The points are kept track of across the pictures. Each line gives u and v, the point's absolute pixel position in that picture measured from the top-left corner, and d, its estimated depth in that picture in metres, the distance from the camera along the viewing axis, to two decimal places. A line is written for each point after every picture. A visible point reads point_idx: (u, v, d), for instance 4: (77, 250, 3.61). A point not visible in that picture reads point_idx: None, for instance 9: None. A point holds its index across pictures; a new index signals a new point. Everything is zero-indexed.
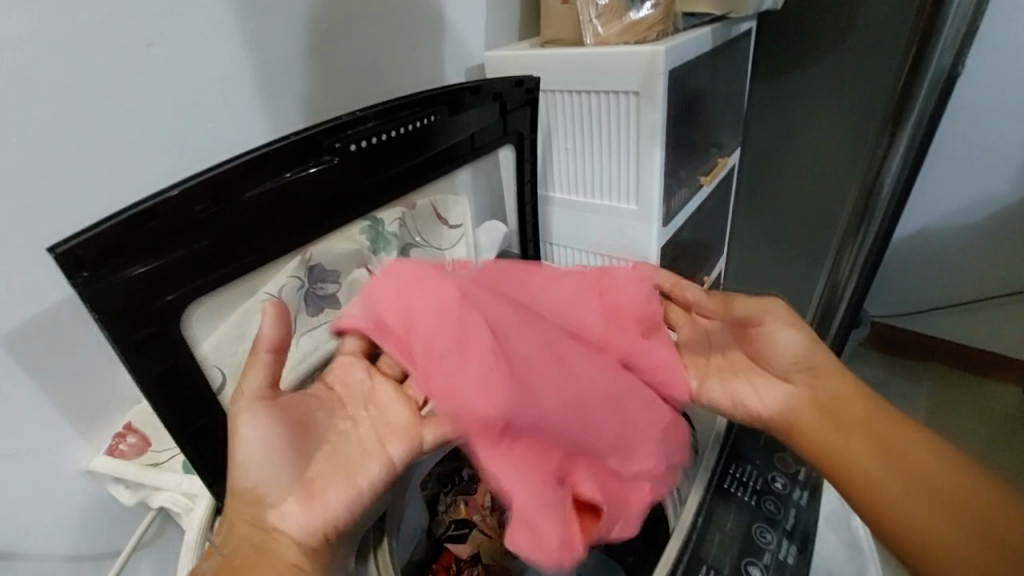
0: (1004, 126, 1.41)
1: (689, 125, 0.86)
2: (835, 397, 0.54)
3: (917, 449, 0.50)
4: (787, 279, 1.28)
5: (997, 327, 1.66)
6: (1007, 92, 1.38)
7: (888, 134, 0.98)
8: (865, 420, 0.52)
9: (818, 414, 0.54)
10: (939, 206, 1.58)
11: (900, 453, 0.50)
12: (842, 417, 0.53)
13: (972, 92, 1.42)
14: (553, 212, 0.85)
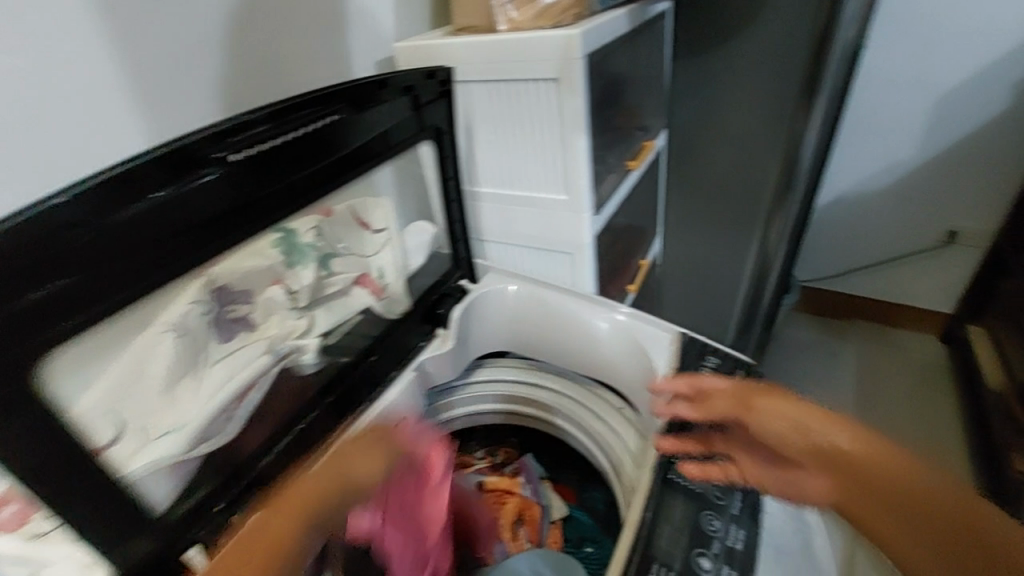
0: (904, 93, 1.52)
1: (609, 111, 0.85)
2: (851, 486, 0.42)
3: (953, 507, 0.39)
4: (719, 257, 1.28)
5: (910, 283, 1.80)
6: (903, 63, 1.49)
7: (803, 111, 1.01)
8: (899, 490, 0.40)
9: (849, 501, 0.42)
10: (855, 173, 1.68)
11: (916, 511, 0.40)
12: (868, 498, 0.41)
13: (877, 63, 1.51)
14: (481, 208, 0.82)
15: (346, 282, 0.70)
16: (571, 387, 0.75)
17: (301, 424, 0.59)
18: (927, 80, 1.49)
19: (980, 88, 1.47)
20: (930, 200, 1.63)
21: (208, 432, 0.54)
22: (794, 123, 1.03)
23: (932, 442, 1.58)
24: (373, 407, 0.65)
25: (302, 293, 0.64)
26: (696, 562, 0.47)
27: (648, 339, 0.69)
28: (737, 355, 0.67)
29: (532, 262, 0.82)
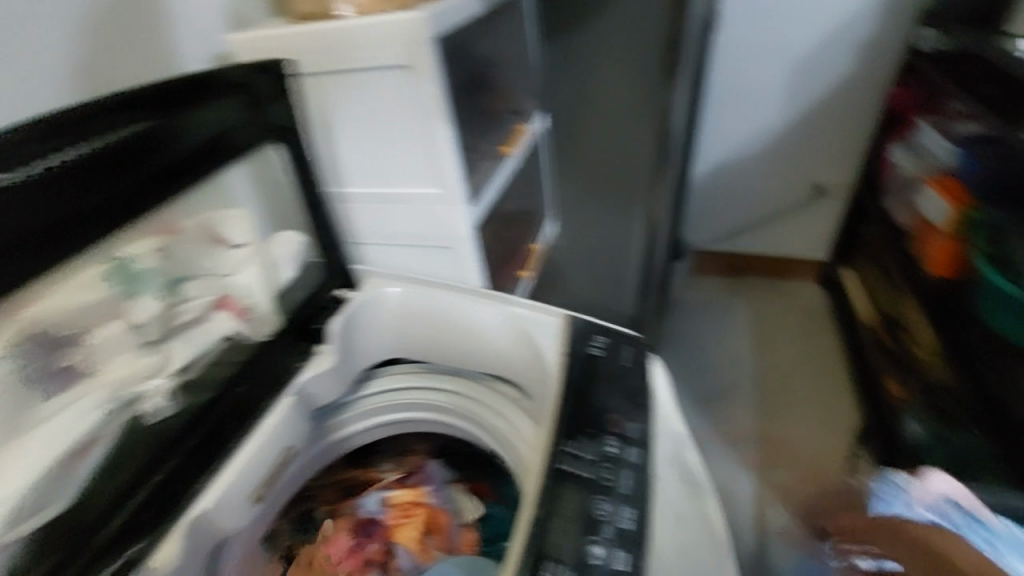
0: (752, 63, 1.71)
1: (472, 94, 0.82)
2: None
3: None
4: (615, 235, 1.25)
5: (787, 234, 2.01)
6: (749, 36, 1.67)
7: (667, 83, 1.04)
8: None
9: None
10: (727, 139, 1.85)
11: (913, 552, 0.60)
12: None
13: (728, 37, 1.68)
14: (355, 210, 0.76)
15: (203, 306, 0.63)
16: (466, 383, 0.74)
17: (165, 468, 0.53)
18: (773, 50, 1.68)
19: (817, 58, 1.67)
20: (795, 157, 1.85)
21: (38, 504, 0.47)
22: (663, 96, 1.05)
23: (817, 378, 1.76)
24: (245, 443, 0.58)
25: (147, 326, 0.57)
26: (589, 550, 0.46)
27: (536, 327, 0.67)
28: (623, 330, 0.67)
29: (415, 261, 0.78)
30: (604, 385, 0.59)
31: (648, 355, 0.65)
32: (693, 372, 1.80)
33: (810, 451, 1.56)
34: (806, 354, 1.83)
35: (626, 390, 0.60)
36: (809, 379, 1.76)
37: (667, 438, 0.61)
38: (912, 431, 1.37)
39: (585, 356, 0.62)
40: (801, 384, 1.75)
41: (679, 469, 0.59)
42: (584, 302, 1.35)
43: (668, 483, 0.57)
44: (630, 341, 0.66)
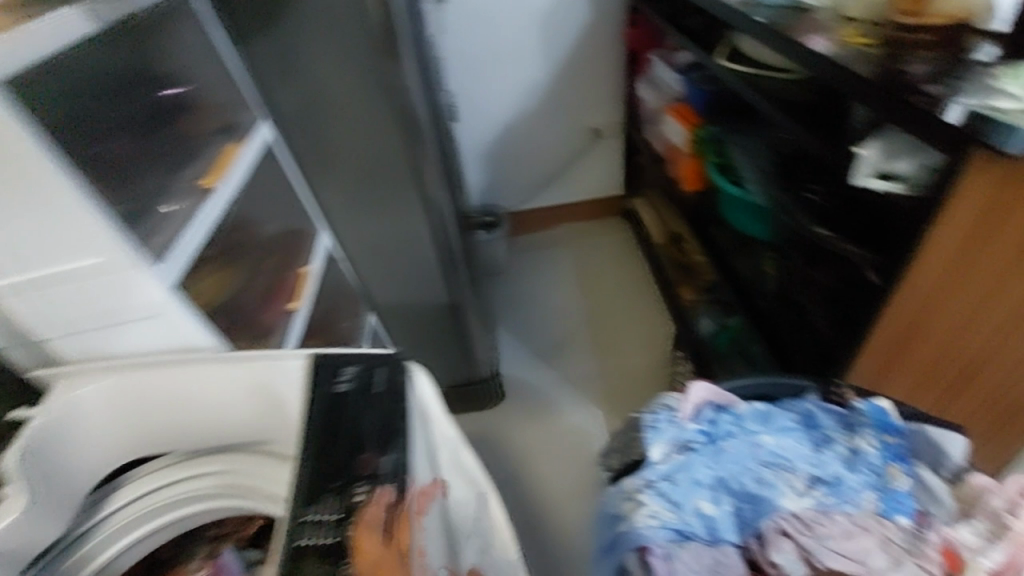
0: (492, 28, 1.72)
1: (122, 134, 0.69)
2: None
3: None
4: (399, 233, 1.16)
5: (580, 180, 2.12)
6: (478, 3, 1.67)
7: (387, 65, 0.92)
8: None
9: None
10: (493, 105, 1.88)
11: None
12: None
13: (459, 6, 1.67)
14: (9, 308, 0.57)
15: None
16: (232, 462, 0.63)
17: None
18: (506, 12, 1.70)
19: (554, 8, 1.71)
20: (562, 109, 1.93)
21: None
22: (394, 79, 0.93)
23: (633, 304, 1.92)
24: None
25: None
26: None
27: (280, 382, 0.59)
28: (376, 351, 0.61)
29: (125, 341, 0.62)
30: (360, 424, 0.54)
31: (405, 364, 0.60)
32: (530, 331, 1.86)
33: (641, 373, 1.72)
34: (622, 285, 1.98)
35: (378, 420, 0.54)
36: (628, 307, 1.91)
37: (441, 449, 0.60)
38: (706, 328, 1.59)
39: (331, 396, 0.56)
40: (620, 313, 1.89)
41: (462, 472, 0.59)
42: (392, 303, 1.29)
43: (455, 490, 0.58)
44: (390, 366, 0.60)
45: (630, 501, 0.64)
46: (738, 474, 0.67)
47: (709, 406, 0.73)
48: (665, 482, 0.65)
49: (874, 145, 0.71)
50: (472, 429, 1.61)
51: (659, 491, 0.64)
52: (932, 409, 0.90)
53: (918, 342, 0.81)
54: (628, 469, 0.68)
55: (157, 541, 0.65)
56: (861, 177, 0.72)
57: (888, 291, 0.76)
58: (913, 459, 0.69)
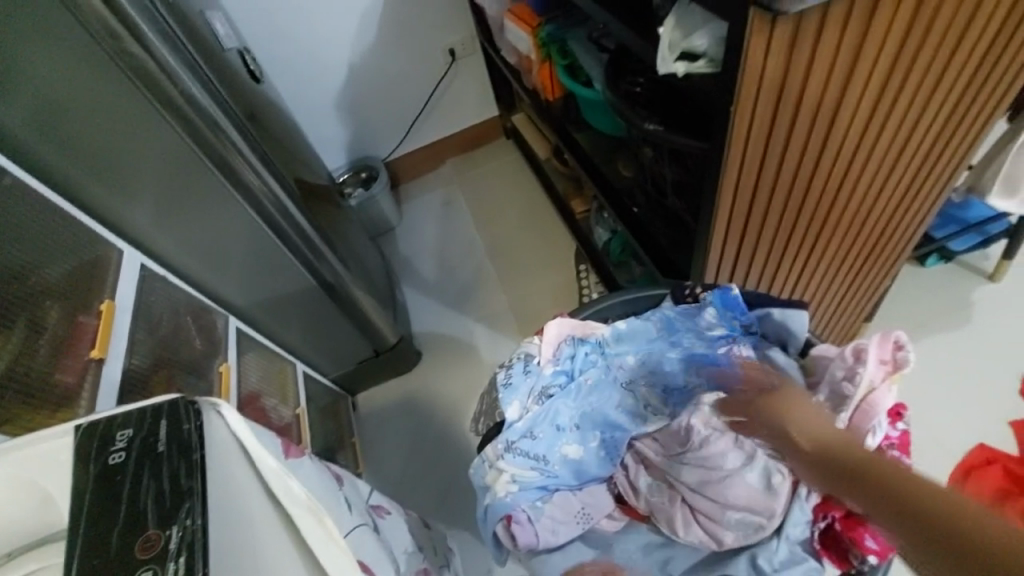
0: None
1: None
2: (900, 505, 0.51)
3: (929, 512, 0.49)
4: (227, 225, 1.02)
5: (447, 110, 1.95)
6: None
7: (120, 49, 0.76)
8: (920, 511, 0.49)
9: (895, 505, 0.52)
10: (324, 52, 1.66)
11: (917, 509, 0.50)
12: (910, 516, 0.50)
13: None
14: None
15: None
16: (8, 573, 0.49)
17: None
18: None
19: None
20: (402, 38, 1.72)
21: None
22: (141, 61, 0.78)
23: (530, 223, 1.83)
24: None
25: None
26: None
27: (44, 472, 0.51)
28: (159, 398, 0.55)
29: None
30: (140, 495, 0.48)
31: (197, 405, 0.55)
32: (434, 281, 1.77)
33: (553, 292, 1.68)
34: (519, 207, 1.89)
35: (158, 487, 0.48)
36: (526, 230, 1.83)
37: (272, 479, 0.52)
38: (602, 237, 1.53)
39: (103, 471, 0.50)
40: (519, 236, 1.81)
41: (301, 500, 0.51)
42: (253, 300, 1.16)
43: (303, 522, 0.49)
44: (172, 412, 0.54)
45: (494, 469, 0.72)
46: (602, 403, 0.77)
47: (568, 341, 0.80)
48: (526, 440, 0.73)
49: (670, 20, 0.66)
50: (396, 394, 1.56)
51: (519, 452, 0.72)
52: (775, 290, 0.95)
53: (752, 228, 0.81)
54: (491, 434, 0.76)
55: None
56: (665, 63, 0.67)
57: (716, 161, 0.71)
58: (767, 342, 0.78)
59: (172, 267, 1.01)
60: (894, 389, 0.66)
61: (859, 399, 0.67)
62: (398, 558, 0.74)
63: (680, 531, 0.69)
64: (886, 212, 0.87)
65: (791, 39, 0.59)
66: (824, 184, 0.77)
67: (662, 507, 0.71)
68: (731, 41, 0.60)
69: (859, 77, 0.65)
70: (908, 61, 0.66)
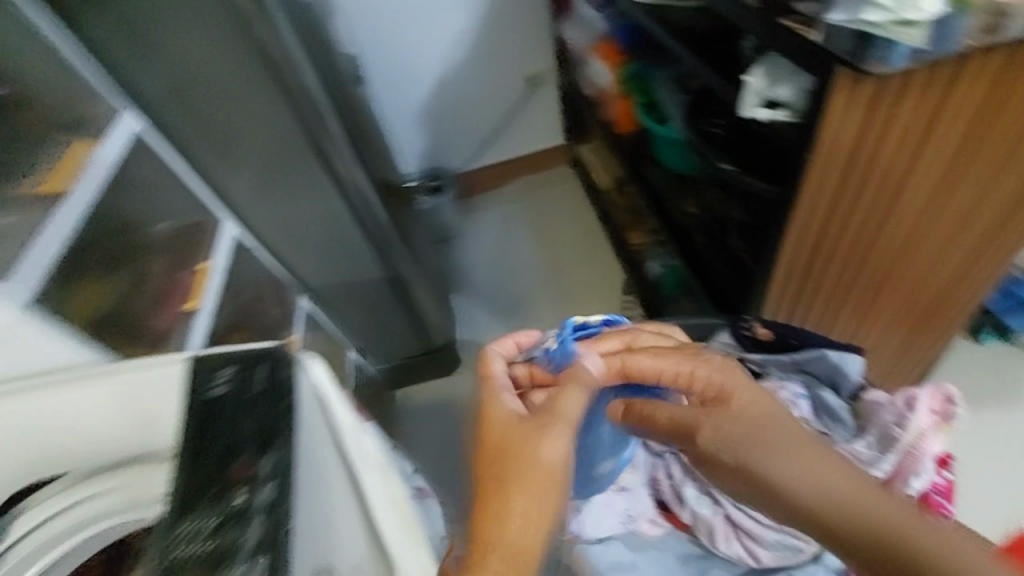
0: None
1: None
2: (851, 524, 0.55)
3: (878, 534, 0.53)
4: (319, 212, 1.07)
5: (518, 131, 2.03)
6: None
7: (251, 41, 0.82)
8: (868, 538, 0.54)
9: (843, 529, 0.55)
10: (415, 66, 1.78)
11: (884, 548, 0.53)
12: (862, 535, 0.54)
13: None
14: None
15: None
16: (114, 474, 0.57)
17: None
18: None
19: None
20: (484, 62, 1.83)
21: None
22: (269, 56, 0.83)
23: (584, 251, 1.88)
24: None
25: None
26: None
27: (154, 392, 0.58)
28: (260, 346, 0.59)
29: None
30: (237, 426, 0.51)
31: (291, 356, 0.58)
32: (485, 292, 1.83)
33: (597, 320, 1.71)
34: (574, 233, 1.94)
35: (250, 423, 0.51)
36: (579, 257, 1.88)
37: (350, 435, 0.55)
38: (653, 271, 1.58)
39: (206, 402, 0.53)
40: (571, 262, 1.86)
41: (372, 457, 0.54)
42: (326, 282, 1.22)
43: (368, 476, 0.52)
44: (269, 361, 0.57)
45: None
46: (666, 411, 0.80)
47: None
48: None
49: (757, 72, 0.71)
50: (435, 394, 1.61)
51: None
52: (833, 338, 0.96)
53: (813, 275, 0.84)
54: None
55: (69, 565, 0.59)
56: (747, 108, 0.72)
57: (783, 210, 0.75)
58: (817, 382, 0.77)
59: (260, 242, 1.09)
60: (943, 438, 0.68)
61: (909, 443, 0.67)
62: (433, 541, 0.76)
63: (720, 544, 0.72)
64: (953, 274, 0.87)
65: (870, 98, 0.63)
66: (891, 238, 0.79)
67: (706, 519, 0.73)
68: (813, 96, 0.64)
69: (936, 136, 0.68)
70: (988, 125, 0.68)
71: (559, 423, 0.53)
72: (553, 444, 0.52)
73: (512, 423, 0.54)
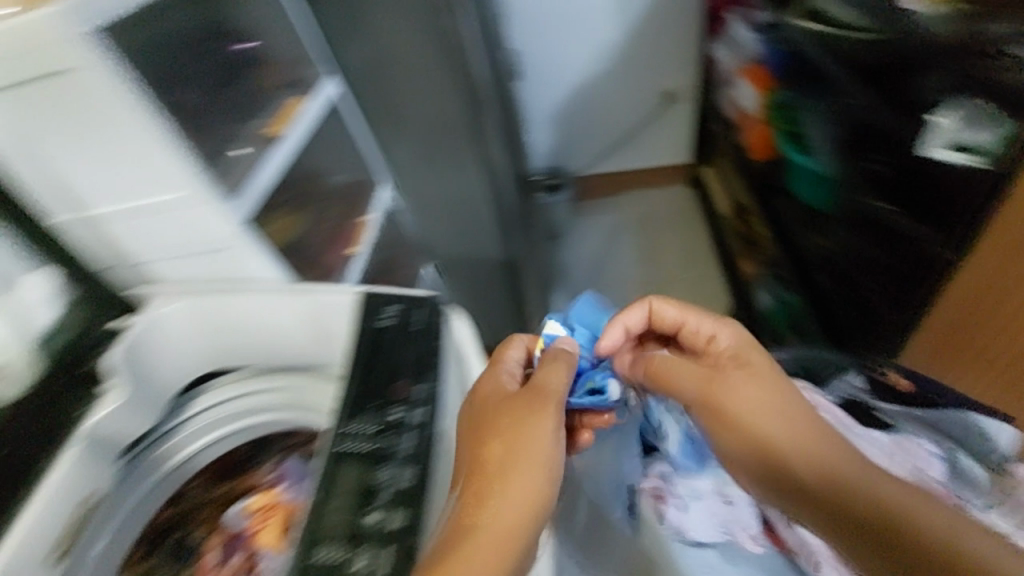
0: None
1: (215, 85, 0.76)
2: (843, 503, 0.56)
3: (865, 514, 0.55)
4: (459, 190, 1.15)
5: (647, 144, 2.03)
6: None
7: (444, 27, 0.90)
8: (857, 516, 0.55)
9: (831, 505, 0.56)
10: (563, 67, 1.84)
11: (844, 500, 0.54)
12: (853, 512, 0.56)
13: None
14: (112, 232, 0.64)
15: None
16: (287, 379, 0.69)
17: None
18: None
19: None
20: (629, 73, 1.86)
21: None
22: (455, 43, 0.92)
23: (691, 274, 1.85)
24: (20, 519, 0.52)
25: None
26: (363, 521, 0.47)
27: (333, 318, 0.65)
28: (420, 293, 0.66)
29: (199, 268, 0.69)
30: (397, 356, 0.59)
31: (444, 309, 0.64)
32: (584, 295, 1.86)
33: None
34: (684, 254, 1.91)
35: (409, 353, 0.59)
36: (685, 279, 1.85)
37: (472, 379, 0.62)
38: (764, 302, 1.50)
39: (375, 332, 0.61)
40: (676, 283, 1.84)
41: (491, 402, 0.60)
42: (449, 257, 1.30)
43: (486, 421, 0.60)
44: (427, 308, 0.64)
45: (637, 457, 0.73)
46: None
47: None
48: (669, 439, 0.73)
49: (947, 114, 0.73)
50: None
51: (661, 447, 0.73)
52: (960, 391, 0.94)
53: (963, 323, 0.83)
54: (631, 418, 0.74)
55: (233, 443, 0.72)
56: (933, 148, 0.76)
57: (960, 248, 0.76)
58: (953, 443, 0.72)
59: (404, 206, 1.20)
60: None
61: None
62: None
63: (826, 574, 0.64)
64: None
65: None
66: None
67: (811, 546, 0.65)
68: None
69: None
70: None
71: (544, 399, 0.55)
72: (541, 423, 0.54)
73: (501, 394, 0.56)
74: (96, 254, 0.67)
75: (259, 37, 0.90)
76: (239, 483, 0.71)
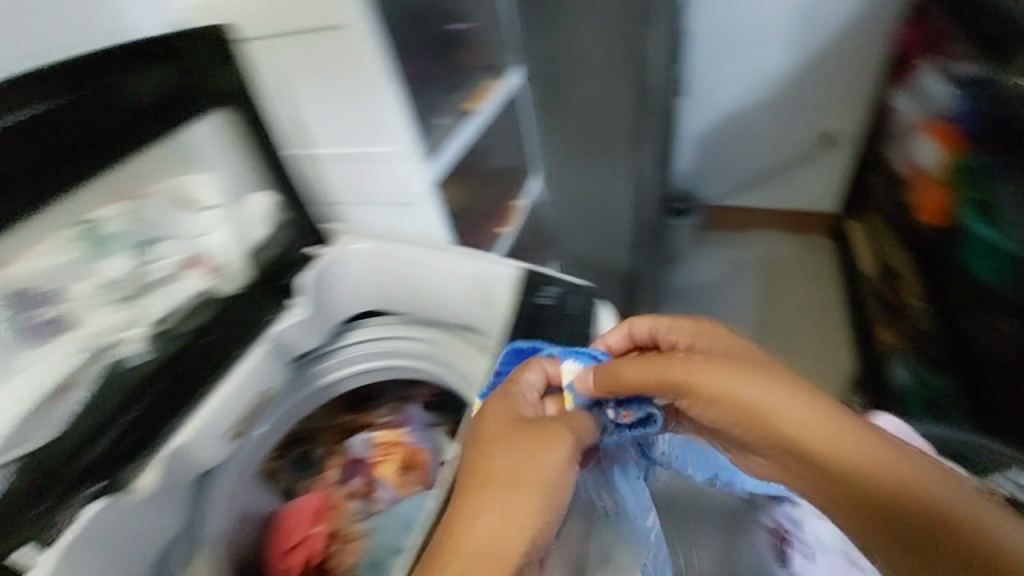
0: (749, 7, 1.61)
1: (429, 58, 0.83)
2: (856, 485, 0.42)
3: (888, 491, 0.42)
4: (603, 194, 1.17)
5: (792, 185, 1.93)
6: None
7: (639, 34, 0.94)
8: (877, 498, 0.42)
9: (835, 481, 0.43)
10: (725, 92, 1.79)
11: (899, 511, 0.40)
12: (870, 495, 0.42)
13: None
14: (326, 170, 0.74)
15: (181, 262, 0.66)
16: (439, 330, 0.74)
17: (124, 419, 0.57)
18: None
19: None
20: (792, 108, 1.77)
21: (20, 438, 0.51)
22: (641, 50, 0.95)
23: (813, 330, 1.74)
24: (215, 396, 0.62)
25: (116, 280, 0.59)
26: None
27: (493, 286, 0.69)
28: (576, 280, 0.69)
29: (385, 217, 0.77)
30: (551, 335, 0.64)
31: (598, 301, 0.67)
32: None
33: None
34: (808, 308, 1.80)
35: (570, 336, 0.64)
36: (805, 334, 1.74)
37: None
38: (898, 377, 1.38)
39: (532, 306, 0.66)
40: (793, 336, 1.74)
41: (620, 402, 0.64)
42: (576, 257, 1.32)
43: None
44: (581, 294, 0.67)
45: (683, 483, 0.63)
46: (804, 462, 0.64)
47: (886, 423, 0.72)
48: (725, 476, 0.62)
49: None
50: None
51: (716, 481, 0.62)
52: None
53: None
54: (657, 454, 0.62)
55: (372, 379, 0.79)
56: None
57: None
58: None
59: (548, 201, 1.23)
60: None
61: None
62: None
63: None
64: None
65: None
66: None
67: None
68: None
69: None
70: None
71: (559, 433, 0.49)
72: (554, 448, 0.48)
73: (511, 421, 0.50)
74: (306, 188, 0.76)
75: (475, 20, 0.95)
76: (358, 418, 0.83)
